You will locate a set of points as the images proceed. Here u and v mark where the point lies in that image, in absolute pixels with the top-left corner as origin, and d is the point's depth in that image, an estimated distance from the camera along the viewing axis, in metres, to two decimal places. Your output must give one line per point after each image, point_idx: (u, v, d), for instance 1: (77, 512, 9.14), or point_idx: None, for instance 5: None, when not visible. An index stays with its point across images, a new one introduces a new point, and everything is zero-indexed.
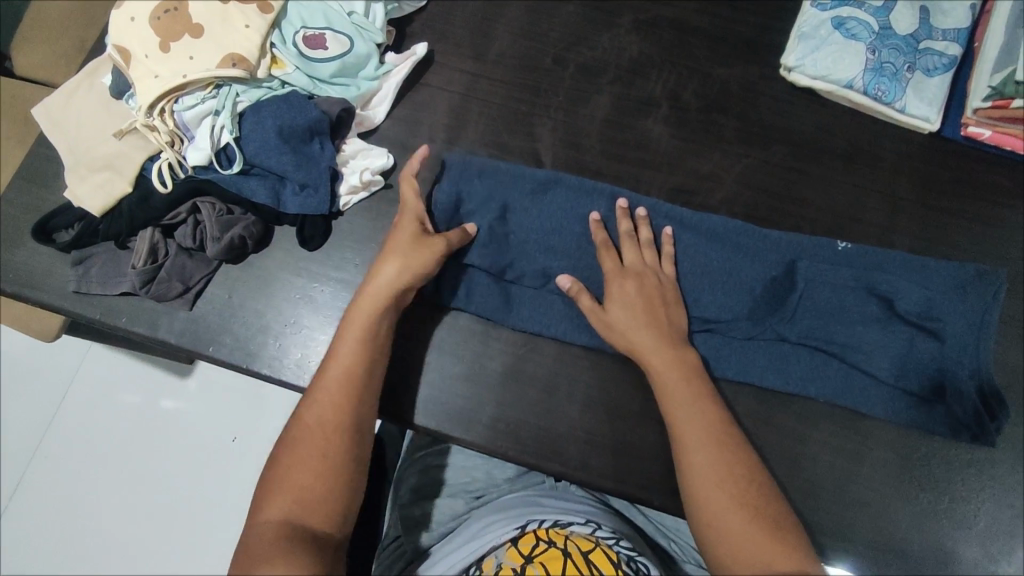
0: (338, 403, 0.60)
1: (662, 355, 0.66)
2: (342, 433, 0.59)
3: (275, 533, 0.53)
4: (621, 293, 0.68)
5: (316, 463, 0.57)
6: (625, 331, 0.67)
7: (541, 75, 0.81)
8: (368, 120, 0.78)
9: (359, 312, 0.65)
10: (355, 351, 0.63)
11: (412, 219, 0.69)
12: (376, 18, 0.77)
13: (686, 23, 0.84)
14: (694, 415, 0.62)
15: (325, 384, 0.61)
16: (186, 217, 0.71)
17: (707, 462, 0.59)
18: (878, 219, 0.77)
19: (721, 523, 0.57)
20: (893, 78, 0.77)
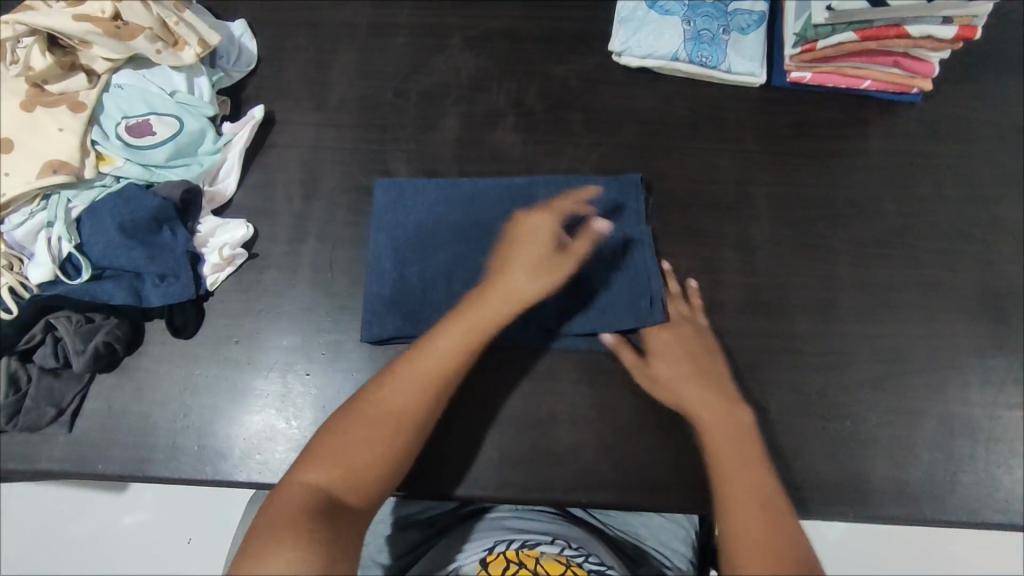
0: (437, 375, 0.60)
1: (708, 402, 0.66)
2: (427, 410, 0.59)
3: (301, 501, 0.52)
4: (663, 348, 0.70)
5: (386, 439, 0.57)
6: (671, 383, 0.68)
7: (385, 111, 0.82)
8: (219, 195, 0.76)
9: (500, 280, 0.65)
10: (455, 337, 0.62)
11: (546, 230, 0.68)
12: (202, 92, 0.75)
13: (514, 30, 0.85)
14: (736, 458, 0.61)
15: (428, 350, 0.62)
16: (43, 337, 0.67)
17: (747, 530, 0.55)
18: (734, 176, 0.80)
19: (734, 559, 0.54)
20: (712, 42, 0.80)
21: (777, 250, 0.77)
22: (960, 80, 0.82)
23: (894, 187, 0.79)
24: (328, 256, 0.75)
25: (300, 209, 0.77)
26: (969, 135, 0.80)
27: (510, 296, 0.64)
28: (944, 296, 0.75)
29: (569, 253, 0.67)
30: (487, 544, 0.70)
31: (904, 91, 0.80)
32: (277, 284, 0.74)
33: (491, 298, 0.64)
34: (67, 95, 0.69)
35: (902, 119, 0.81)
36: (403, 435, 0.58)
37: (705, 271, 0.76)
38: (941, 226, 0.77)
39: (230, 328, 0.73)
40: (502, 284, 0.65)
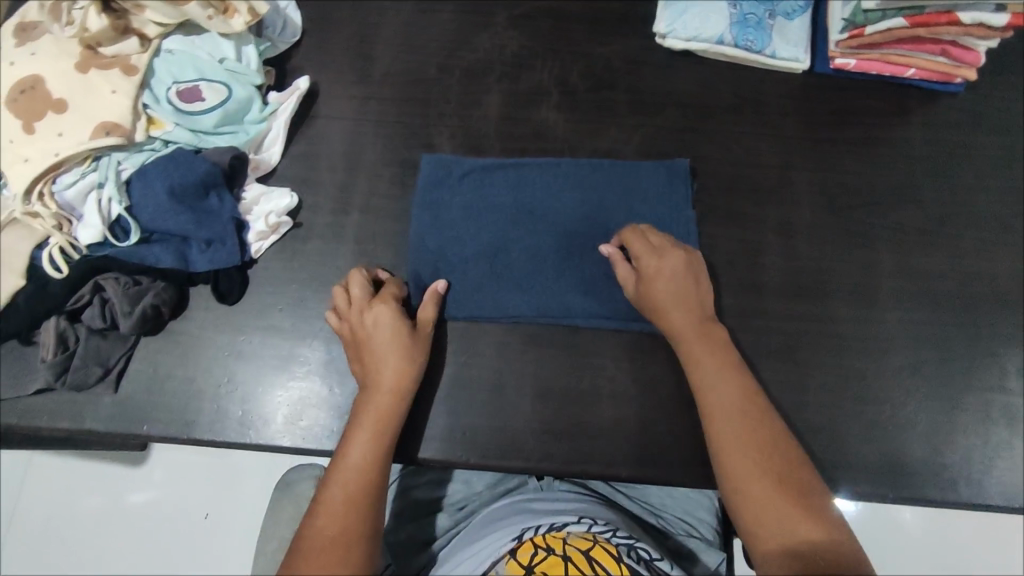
0: (361, 489, 0.60)
1: (688, 318, 0.67)
2: (368, 528, 0.59)
3: None
4: (657, 270, 0.68)
5: (342, 572, 0.55)
6: (658, 298, 0.68)
7: (429, 86, 0.82)
8: (264, 163, 0.76)
9: (383, 398, 0.64)
10: (369, 446, 0.62)
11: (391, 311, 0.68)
12: (251, 59, 0.75)
13: (559, 10, 0.85)
14: (710, 373, 0.64)
15: (340, 477, 0.60)
16: (91, 297, 0.68)
17: (730, 433, 0.60)
18: (775, 160, 0.80)
19: (744, 491, 0.58)
20: (758, 27, 0.80)
21: (818, 234, 0.77)
22: (1004, 71, 0.82)
23: (936, 176, 0.79)
24: (371, 228, 0.76)
25: (343, 180, 0.78)
26: (1011, 126, 0.81)
27: (392, 397, 0.64)
28: (983, 284, 0.75)
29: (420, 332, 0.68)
30: (512, 531, 0.69)
31: (948, 82, 0.81)
32: (320, 254, 0.75)
33: (382, 413, 0.64)
34: (121, 57, 0.69)
35: (945, 109, 0.81)
36: (353, 559, 0.56)
37: (744, 254, 0.76)
38: (982, 216, 0.78)
39: (273, 296, 0.73)
40: (381, 395, 0.65)
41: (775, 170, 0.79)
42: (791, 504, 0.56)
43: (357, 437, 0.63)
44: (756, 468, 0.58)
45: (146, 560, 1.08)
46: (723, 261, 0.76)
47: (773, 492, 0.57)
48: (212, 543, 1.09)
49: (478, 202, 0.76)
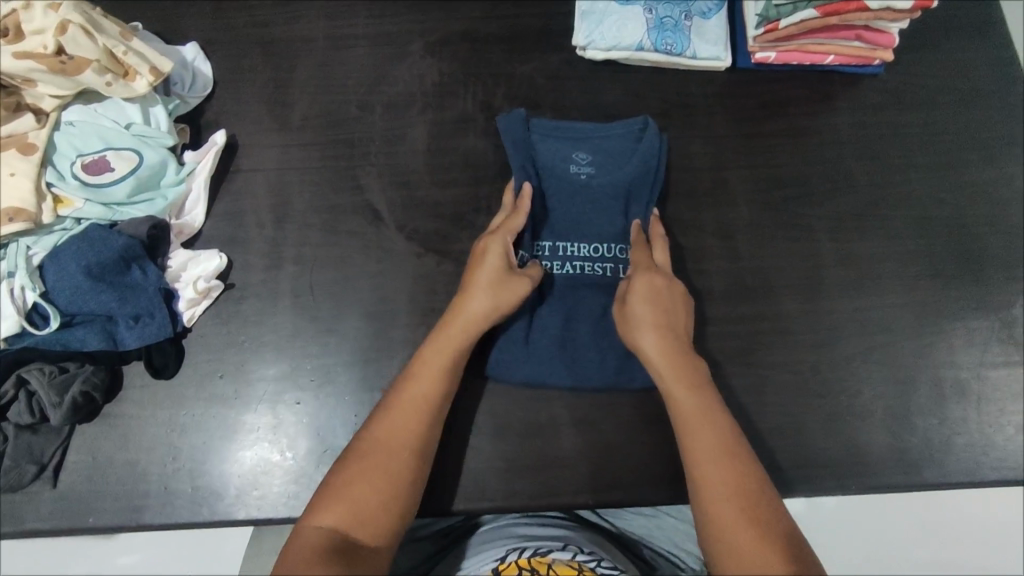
0: (418, 409, 0.62)
1: (675, 356, 0.65)
2: (419, 453, 0.61)
3: (311, 547, 0.54)
4: (652, 279, 0.68)
5: (385, 475, 0.58)
6: (646, 331, 0.66)
7: (351, 126, 0.80)
8: (188, 226, 0.73)
9: (456, 336, 0.66)
10: (435, 372, 0.64)
11: (499, 256, 0.68)
12: (159, 120, 0.73)
13: (475, 33, 0.84)
14: (693, 407, 0.62)
15: (408, 394, 0.63)
16: (15, 392, 0.64)
17: (719, 473, 0.58)
18: (708, 161, 0.80)
19: (723, 531, 0.55)
20: (675, 29, 0.80)
21: (758, 234, 0.77)
22: (916, 48, 0.83)
23: (865, 160, 0.80)
24: (307, 280, 0.73)
25: (272, 234, 0.75)
26: (930, 101, 0.82)
27: (471, 326, 0.66)
28: (924, 263, 0.76)
29: (520, 275, 0.68)
30: (498, 554, 0.67)
31: (868, 64, 0.81)
32: (255, 313, 0.72)
33: (451, 348, 0.65)
34: (16, 136, 0.66)
35: (865, 92, 0.82)
36: (392, 488, 0.58)
37: (688, 261, 0.76)
38: (914, 195, 0.79)
39: (213, 364, 0.70)
40: (459, 327, 0.66)
41: (710, 172, 0.79)
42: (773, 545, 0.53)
43: (422, 367, 0.64)
44: (734, 489, 0.57)
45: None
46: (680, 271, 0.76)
47: (750, 513, 0.55)
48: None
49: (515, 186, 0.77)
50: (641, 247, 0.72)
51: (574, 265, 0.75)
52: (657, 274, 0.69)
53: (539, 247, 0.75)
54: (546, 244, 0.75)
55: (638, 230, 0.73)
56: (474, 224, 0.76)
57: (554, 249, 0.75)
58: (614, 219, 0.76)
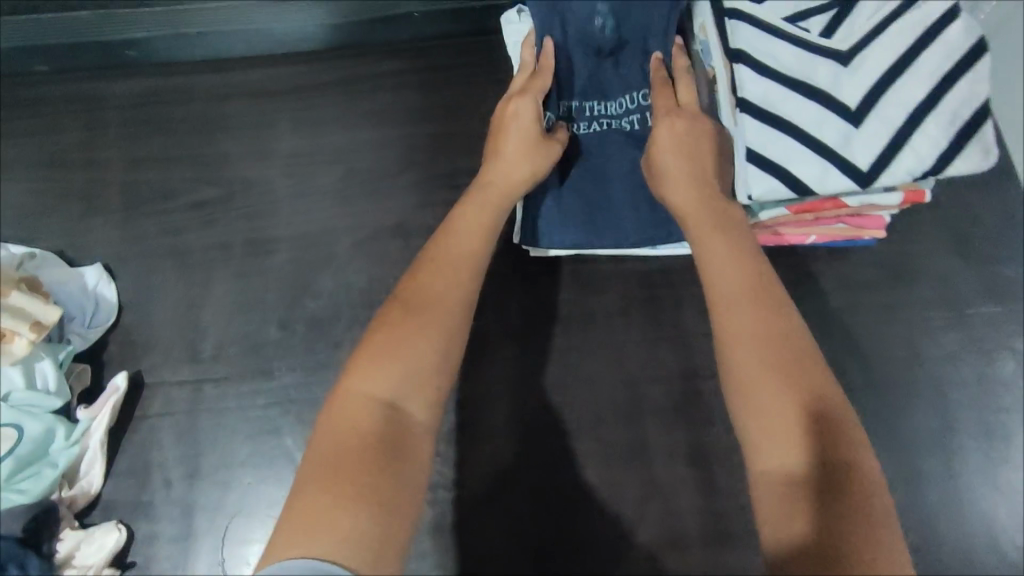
0: (472, 248, 0.55)
1: (713, 204, 0.55)
2: (470, 306, 0.52)
3: (362, 413, 0.44)
4: (674, 128, 0.58)
5: (441, 317, 0.50)
6: (678, 173, 0.57)
7: (270, 350, 0.71)
8: (82, 495, 0.64)
9: (492, 194, 0.59)
10: (486, 224, 0.58)
11: (533, 118, 0.61)
12: (46, 378, 0.64)
13: (407, 228, 0.76)
14: (735, 276, 0.50)
15: (450, 245, 0.55)
16: None
17: (747, 354, 0.46)
18: (676, 368, 0.70)
19: (749, 390, 0.45)
20: None
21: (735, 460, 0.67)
22: (909, 213, 0.73)
23: (857, 355, 0.70)
24: (219, 549, 0.65)
25: (181, 492, 0.66)
26: (930, 278, 0.71)
27: (512, 184, 0.60)
28: (926, 484, 0.67)
29: (551, 138, 0.62)
30: None
31: (855, 238, 0.70)
32: None
33: (485, 203, 0.59)
34: None
35: (853, 269, 0.72)
36: (440, 340, 0.49)
37: (654, 495, 0.66)
38: (913, 397, 0.69)
39: None
40: (497, 185, 0.60)
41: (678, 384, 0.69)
42: (816, 437, 0.42)
43: (474, 204, 0.59)
44: (787, 356, 0.45)
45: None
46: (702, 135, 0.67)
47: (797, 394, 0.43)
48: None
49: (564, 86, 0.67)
50: (667, 86, 0.62)
51: (591, 122, 0.67)
52: (678, 117, 0.59)
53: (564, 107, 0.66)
54: (571, 103, 0.67)
55: (657, 66, 0.63)
56: None
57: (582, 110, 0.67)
58: (640, 63, 0.66)
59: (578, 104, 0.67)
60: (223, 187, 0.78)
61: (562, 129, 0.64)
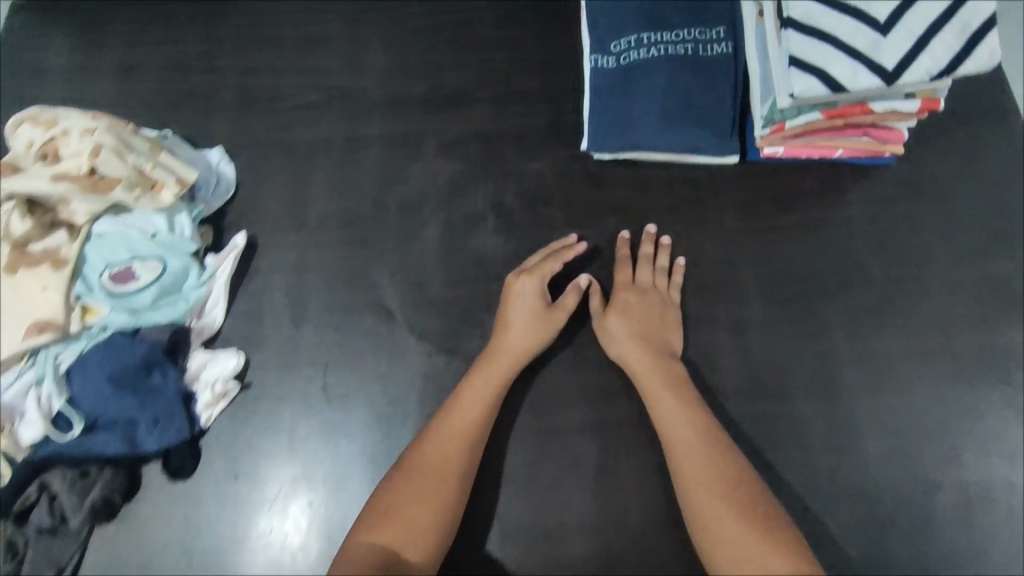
0: (467, 422, 0.69)
1: (674, 380, 0.71)
2: (463, 469, 0.67)
3: (367, 559, 0.60)
4: (626, 306, 0.76)
5: (432, 483, 0.65)
6: (631, 355, 0.73)
7: (366, 225, 0.82)
8: (207, 327, 0.75)
9: (500, 368, 0.72)
10: (486, 391, 0.70)
11: (535, 296, 0.74)
12: (184, 227, 0.76)
13: (488, 133, 0.87)
14: (687, 433, 0.67)
15: (451, 422, 0.69)
16: (38, 496, 0.67)
17: (704, 501, 0.64)
18: (719, 257, 0.80)
19: (711, 538, 0.62)
20: (685, 129, 0.81)
21: (771, 332, 0.77)
22: (929, 139, 0.83)
23: (880, 254, 0.79)
24: (321, 379, 0.75)
25: (288, 333, 0.77)
26: (949, 193, 0.81)
27: (516, 357, 0.72)
28: (945, 360, 0.75)
29: (556, 312, 0.74)
30: None
31: (878, 155, 0.81)
32: (271, 413, 0.74)
33: (485, 380, 0.71)
34: (49, 252, 0.69)
35: (877, 183, 0.82)
36: (439, 501, 0.65)
37: (699, 359, 0.77)
38: (932, 291, 0.77)
39: (228, 466, 0.73)
40: (503, 361, 0.72)
41: (723, 272, 0.80)
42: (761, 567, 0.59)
43: (474, 380, 0.71)
44: (720, 493, 0.63)
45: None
46: (734, 72, 0.82)
47: (742, 524, 0.61)
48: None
49: (624, 22, 0.85)
50: (623, 264, 0.79)
51: (643, 50, 0.83)
52: (630, 299, 0.76)
53: (625, 41, 0.84)
54: (631, 37, 0.84)
55: (624, 243, 0.80)
56: (483, 320, 0.77)
57: (639, 40, 0.83)
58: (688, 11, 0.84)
59: (637, 36, 0.84)
60: (325, 93, 0.89)
61: (573, 293, 0.76)
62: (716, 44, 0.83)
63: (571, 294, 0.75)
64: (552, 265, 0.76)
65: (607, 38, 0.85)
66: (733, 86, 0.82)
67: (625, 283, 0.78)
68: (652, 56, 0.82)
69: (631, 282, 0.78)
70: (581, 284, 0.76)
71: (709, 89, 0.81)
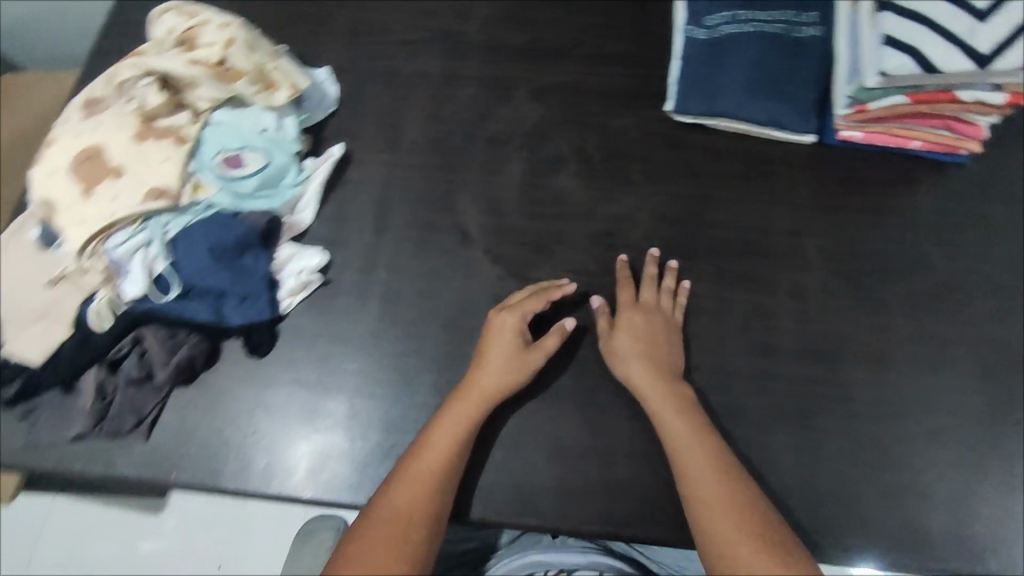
0: (437, 467, 0.66)
1: (682, 414, 0.70)
2: (438, 508, 0.65)
3: None
4: (631, 325, 0.76)
5: (403, 524, 0.63)
6: (636, 376, 0.72)
7: (454, 154, 0.87)
8: (296, 224, 0.81)
9: (470, 409, 0.70)
10: (455, 432, 0.68)
11: (512, 338, 0.72)
12: (289, 128, 0.81)
13: (577, 87, 0.91)
14: (699, 460, 0.66)
15: (419, 464, 0.67)
16: (130, 349, 0.73)
17: (720, 530, 0.62)
18: (785, 228, 0.84)
19: (734, 560, 0.61)
20: (769, 102, 0.85)
21: (828, 303, 0.80)
22: (1003, 145, 0.86)
23: (944, 245, 0.82)
24: (396, 285, 0.80)
25: (371, 240, 0.82)
26: (1018, 197, 0.83)
27: (487, 397, 0.70)
28: (997, 351, 0.77)
29: (535, 350, 0.73)
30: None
31: (954, 153, 0.83)
32: (347, 309, 0.79)
33: (456, 422, 0.69)
34: (174, 128, 0.75)
35: (949, 178, 0.84)
36: (412, 544, 0.62)
37: (756, 318, 0.80)
38: (989, 285, 0.80)
39: (305, 350, 0.77)
40: (472, 400, 0.70)
41: (788, 242, 0.83)
42: None
43: (445, 421, 0.69)
44: (734, 524, 0.62)
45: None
46: (822, 56, 0.86)
47: (757, 555, 0.60)
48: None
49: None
50: (625, 283, 0.79)
51: (737, 25, 0.88)
52: (637, 317, 0.76)
53: (721, 16, 0.89)
54: (727, 13, 0.89)
55: (623, 265, 0.81)
56: (555, 255, 0.82)
57: (734, 16, 0.88)
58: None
59: (733, 12, 0.88)
60: (428, 31, 0.95)
61: (555, 334, 0.74)
62: (808, 28, 0.87)
63: (552, 334, 0.74)
64: (535, 303, 0.75)
65: (704, 11, 0.90)
66: (821, 68, 0.86)
67: (631, 308, 0.77)
68: (745, 31, 0.87)
69: (634, 301, 0.78)
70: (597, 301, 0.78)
71: (797, 69, 0.86)
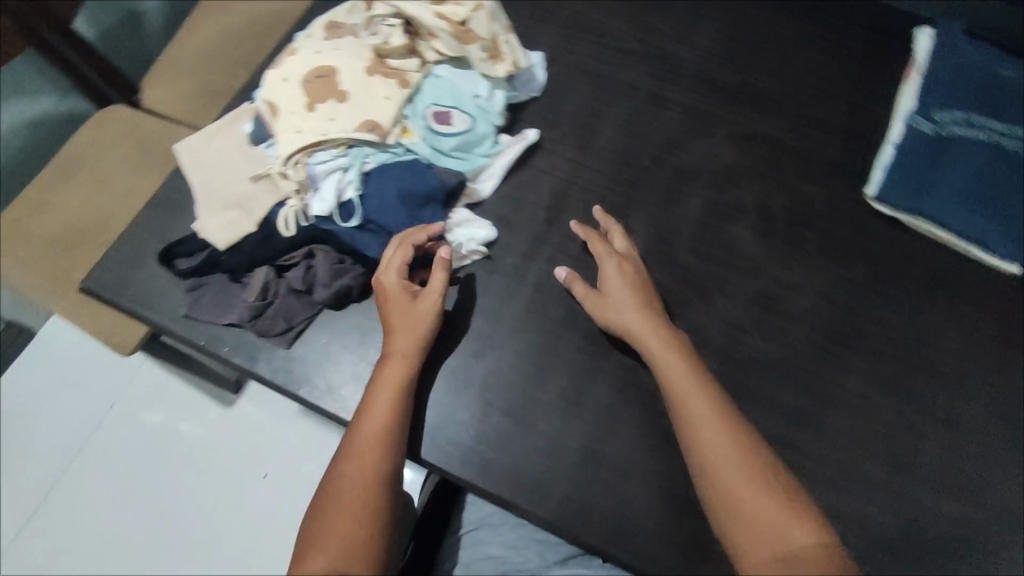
0: (378, 438, 0.64)
1: (670, 364, 0.67)
2: (387, 475, 0.62)
3: None
4: (612, 274, 0.74)
5: (356, 492, 0.60)
6: (623, 314, 0.72)
7: (638, 172, 0.87)
8: (475, 193, 0.83)
9: (395, 368, 0.68)
10: (393, 394, 0.67)
11: (399, 289, 0.71)
12: (497, 101, 0.83)
13: (779, 142, 0.89)
14: (696, 405, 0.63)
15: (360, 432, 0.64)
16: (300, 260, 0.75)
17: (723, 469, 0.59)
18: (957, 348, 0.79)
19: (737, 502, 0.57)
20: (979, 217, 0.81)
21: (983, 441, 0.75)
22: None
23: None
24: (551, 280, 0.80)
25: (540, 229, 0.83)
26: None
27: (414, 345, 0.70)
28: None
29: (426, 294, 0.71)
30: None
31: None
32: (499, 288, 0.80)
33: (392, 383, 0.68)
34: (402, 72, 0.78)
35: None
36: (364, 509, 0.59)
37: (903, 430, 0.75)
38: None
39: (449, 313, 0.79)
40: (395, 355, 0.69)
41: (958, 364, 0.78)
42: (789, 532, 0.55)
43: (377, 392, 0.67)
44: (738, 466, 0.59)
45: (180, 516, 1.09)
46: None
47: (769, 499, 0.57)
48: (262, 505, 1.09)
49: (956, 99, 0.86)
50: (601, 239, 0.78)
51: (967, 129, 0.85)
52: (626, 262, 0.75)
53: (951, 115, 0.86)
54: (960, 113, 0.86)
55: (584, 228, 0.79)
56: (712, 300, 0.81)
57: (966, 118, 0.85)
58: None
59: (965, 115, 0.86)
60: (645, 45, 0.95)
61: (440, 273, 0.72)
62: None
63: (437, 272, 0.72)
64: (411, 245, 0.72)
65: (934, 106, 0.87)
66: None
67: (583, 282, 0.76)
68: (974, 137, 0.84)
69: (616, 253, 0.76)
70: (565, 272, 0.77)
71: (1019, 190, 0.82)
